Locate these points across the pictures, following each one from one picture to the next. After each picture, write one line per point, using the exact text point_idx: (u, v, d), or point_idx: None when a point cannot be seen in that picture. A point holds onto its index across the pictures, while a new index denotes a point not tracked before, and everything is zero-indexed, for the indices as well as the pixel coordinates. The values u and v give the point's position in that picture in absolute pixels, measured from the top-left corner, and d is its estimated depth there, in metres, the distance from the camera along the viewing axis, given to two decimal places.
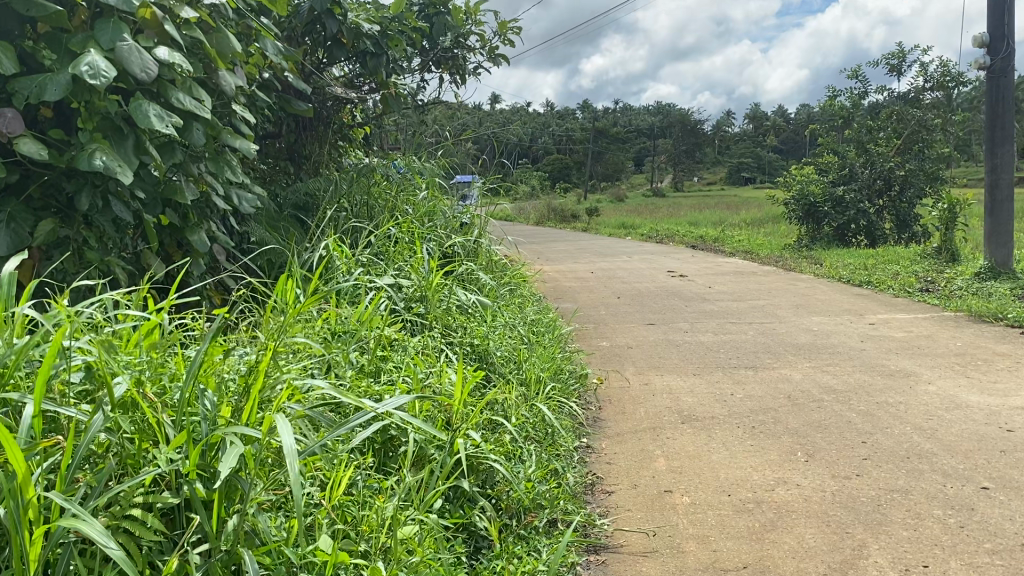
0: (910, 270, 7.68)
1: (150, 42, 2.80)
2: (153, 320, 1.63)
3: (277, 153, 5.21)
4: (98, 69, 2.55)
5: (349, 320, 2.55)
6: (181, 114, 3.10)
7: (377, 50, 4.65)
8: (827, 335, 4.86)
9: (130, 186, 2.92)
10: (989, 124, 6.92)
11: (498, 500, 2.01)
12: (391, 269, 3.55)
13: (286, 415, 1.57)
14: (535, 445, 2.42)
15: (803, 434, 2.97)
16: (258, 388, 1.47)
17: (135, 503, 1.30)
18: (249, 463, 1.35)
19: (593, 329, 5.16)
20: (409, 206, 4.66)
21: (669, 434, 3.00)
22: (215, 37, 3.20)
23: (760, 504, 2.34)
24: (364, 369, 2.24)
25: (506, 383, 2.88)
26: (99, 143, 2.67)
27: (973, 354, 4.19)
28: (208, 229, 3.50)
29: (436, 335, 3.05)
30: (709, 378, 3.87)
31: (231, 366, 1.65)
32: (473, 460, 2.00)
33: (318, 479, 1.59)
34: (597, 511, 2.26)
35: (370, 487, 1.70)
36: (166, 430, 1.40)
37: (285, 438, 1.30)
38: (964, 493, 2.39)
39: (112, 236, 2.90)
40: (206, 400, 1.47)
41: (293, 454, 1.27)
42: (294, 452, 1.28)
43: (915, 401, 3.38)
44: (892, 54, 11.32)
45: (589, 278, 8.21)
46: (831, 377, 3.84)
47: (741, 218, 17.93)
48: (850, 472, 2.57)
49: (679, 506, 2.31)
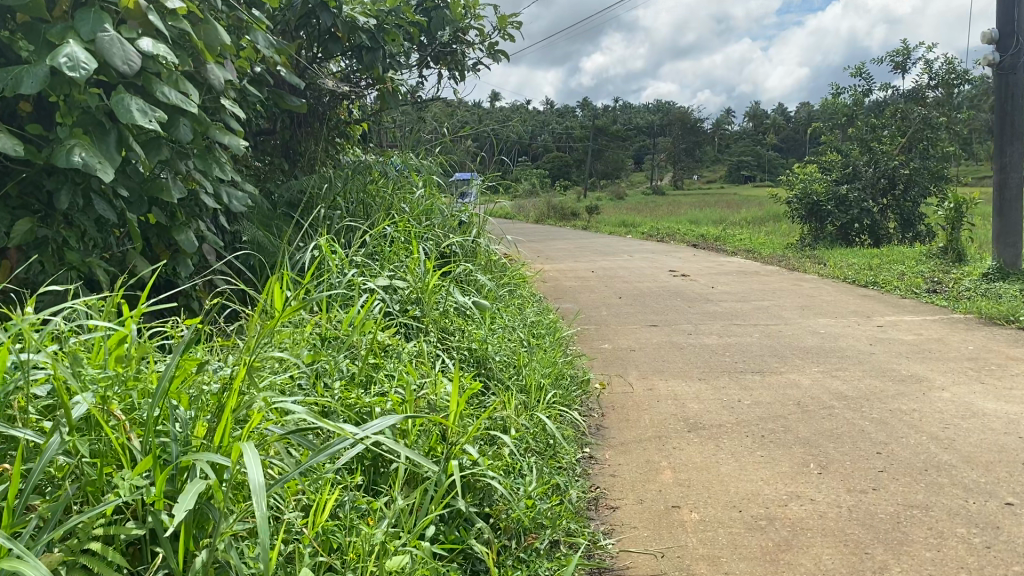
0: (916, 271, 7.55)
1: (133, 33, 2.68)
2: (123, 330, 1.51)
3: (272, 150, 5.10)
4: (77, 61, 2.42)
5: (339, 327, 2.43)
6: (166, 109, 2.97)
7: (373, 44, 4.47)
8: (835, 338, 4.74)
9: (113, 184, 2.80)
10: (998, 121, 6.79)
11: (497, 520, 1.88)
12: (387, 269, 3.42)
13: (265, 435, 1.45)
14: (535, 458, 2.30)
15: (814, 444, 2.85)
16: (232, 407, 1.36)
17: (95, 535, 1.19)
18: (218, 494, 1.24)
19: (594, 331, 5.04)
20: (406, 204, 4.54)
21: (674, 443, 2.88)
22: (203, 28, 3.07)
23: (773, 521, 2.21)
24: (354, 380, 2.13)
25: (505, 391, 2.77)
26: (79, 138, 2.54)
27: (986, 359, 4.07)
28: (196, 229, 3.38)
29: (433, 340, 2.93)
30: (715, 383, 3.75)
31: (207, 380, 1.53)
32: (470, 479, 1.88)
33: (300, 504, 1.48)
34: (601, 530, 2.14)
35: (358, 510, 1.58)
36: (132, 453, 1.28)
37: (253, 472, 1.18)
38: (988, 509, 2.27)
39: (94, 236, 2.78)
40: (177, 419, 1.36)
41: (261, 491, 1.16)
42: (263, 486, 1.16)
43: (930, 409, 3.26)
44: (897, 52, 11.19)
45: (590, 277, 8.09)
46: (841, 382, 3.72)
47: (742, 217, 17.80)
48: (866, 485, 2.45)
49: (687, 524, 2.19)
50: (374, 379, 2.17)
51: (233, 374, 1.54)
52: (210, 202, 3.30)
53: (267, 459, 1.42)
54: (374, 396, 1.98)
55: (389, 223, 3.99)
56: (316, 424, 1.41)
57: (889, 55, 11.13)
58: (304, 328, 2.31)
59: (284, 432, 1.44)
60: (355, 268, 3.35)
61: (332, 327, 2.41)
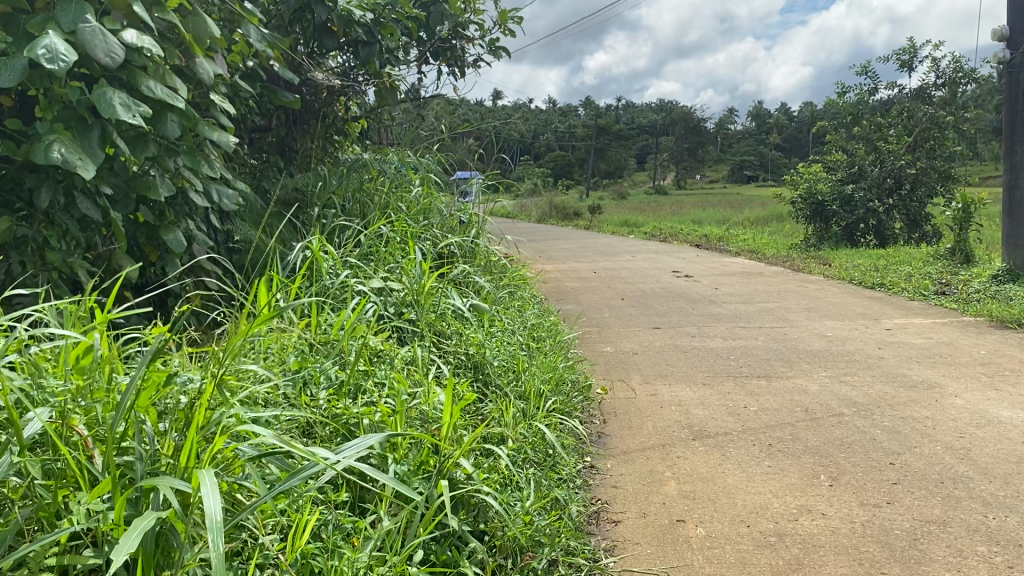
0: (923, 272, 7.44)
1: (116, 25, 2.57)
2: (89, 338, 1.41)
3: (268, 148, 5.03)
4: (57, 53, 2.31)
5: (329, 333, 2.34)
6: (153, 103, 2.87)
7: (369, 38, 4.44)
8: (842, 341, 4.63)
9: (97, 182, 2.70)
10: (1008, 120, 6.67)
11: (492, 538, 1.78)
12: (382, 271, 3.33)
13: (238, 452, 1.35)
14: (532, 470, 2.20)
15: (824, 453, 2.74)
16: (201, 424, 1.26)
17: (47, 566, 1.08)
18: (176, 523, 1.14)
19: (596, 334, 4.93)
20: (403, 203, 4.46)
21: (678, 452, 2.77)
22: (192, 20, 2.96)
23: (783, 538, 2.10)
24: (343, 388, 2.03)
25: (502, 398, 2.67)
26: (59, 134, 2.43)
27: (999, 364, 3.95)
28: (185, 228, 3.29)
29: (428, 345, 2.83)
30: (720, 388, 3.64)
31: (178, 394, 1.43)
32: (463, 494, 1.78)
33: (277, 527, 1.38)
34: (602, 546, 2.03)
35: (343, 529, 1.48)
36: (93, 472, 1.18)
37: (209, 502, 1.09)
38: (1009, 526, 2.16)
39: (77, 235, 2.68)
40: (143, 434, 1.26)
41: (220, 526, 1.05)
42: (221, 520, 1.06)
43: (943, 416, 3.14)
44: (903, 50, 11.07)
45: (592, 278, 7.98)
46: (850, 388, 3.61)
47: (746, 217, 17.66)
48: (880, 499, 2.34)
49: (693, 540, 2.09)
50: (363, 387, 2.07)
51: (205, 386, 1.44)
52: (200, 200, 3.20)
53: (239, 480, 1.32)
54: (363, 405, 1.88)
55: (385, 222, 3.90)
56: (287, 444, 1.31)
57: (896, 53, 11.01)
58: (290, 334, 2.21)
59: (257, 452, 1.34)
60: (349, 270, 3.26)
61: (320, 333, 2.32)
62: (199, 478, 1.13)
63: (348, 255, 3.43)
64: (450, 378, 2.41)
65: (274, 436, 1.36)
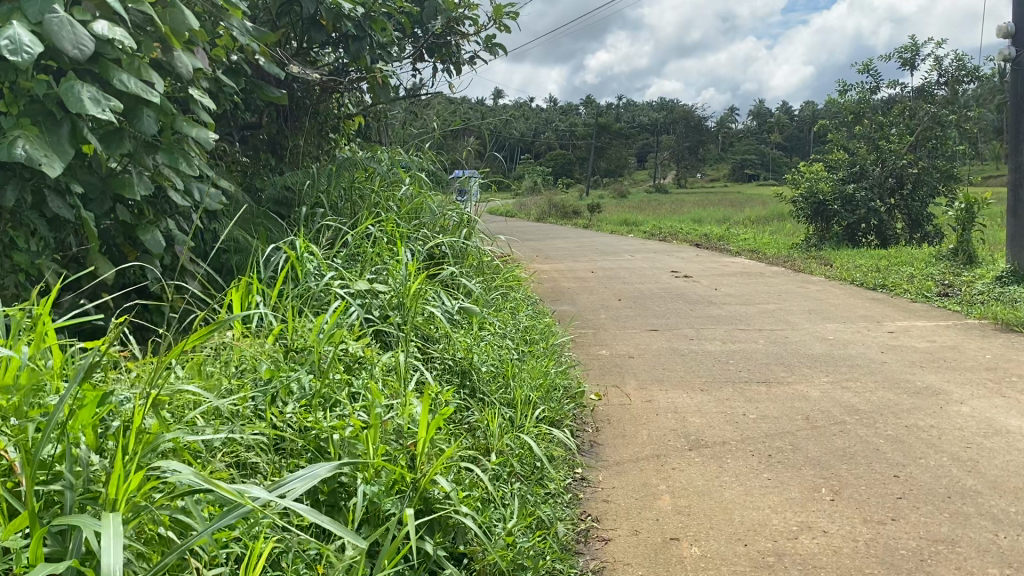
0: (926, 273, 7.32)
1: (86, 15, 2.46)
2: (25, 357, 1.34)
3: (258, 145, 4.92)
4: (20, 44, 2.20)
5: (305, 339, 2.23)
6: (129, 99, 2.77)
7: (359, 33, 4.29)
8: (844, 344, 4.51)
9: (68, 180, 2.59)
10: (1013, 119, 6.56)
11: (472, 561, 1.67)
12: (370, 271, 3.22)
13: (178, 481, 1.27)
14: (516, 484, 2.09)
15: (826, 465, 2.63)
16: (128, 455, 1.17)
17: None
18: (85, 571, 1.06)
19: (592, 336, 4.82)
20: (394, 202, 4.36)
21: (673, 464, 2.66)
22: (170, 11, 2.84)
23: (782, 558, 1.99)
24: (315, 399, 1.92)
25: (489, 407, 2.56)
26: (24, 129, 2.32)
27: (1006, 369, 3.84)
28: (164, 228, 3.18)
29: (413, 350, 2.72)
30: (718, 395, 3.53)
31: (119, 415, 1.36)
32: (440, 516, 1.67)
33: (226, 561, 1.29)
34: (590, 568, 1.92)
35: (304, 559, 1.39)
36: (10, 506, 1.10)
37: (107, 559, 0.99)
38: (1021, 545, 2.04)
39: (46, 236, 2.57)
40: (69, 462, 1.18)
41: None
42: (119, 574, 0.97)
43: (949, 425, 3.03)
44: (905, 48, 10.94)
45: (590, 278, 7.87)
46: (852, 395, 3.49)
47: (746, 216, 17.55)
48: (884, 516, 2.23)
49: (686, 560, 1.98)
50: (337, 399, 1.97)
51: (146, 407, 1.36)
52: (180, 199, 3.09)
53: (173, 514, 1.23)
54: (334, 418, 1.77)
55: (374, 220, 3.79)
56: (214, 480, 1.20)
57: (897, 51, 10.89)
58: (263, 343, 2.10)
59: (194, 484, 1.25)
60: (336, 272, 3.16)
61: (296, 340, 2.21)
62: (105, 529, 1.04)
63: (334, 256, 3.34)
64: (434, 387, 2.30)
65: (192, 479, 1.23)
